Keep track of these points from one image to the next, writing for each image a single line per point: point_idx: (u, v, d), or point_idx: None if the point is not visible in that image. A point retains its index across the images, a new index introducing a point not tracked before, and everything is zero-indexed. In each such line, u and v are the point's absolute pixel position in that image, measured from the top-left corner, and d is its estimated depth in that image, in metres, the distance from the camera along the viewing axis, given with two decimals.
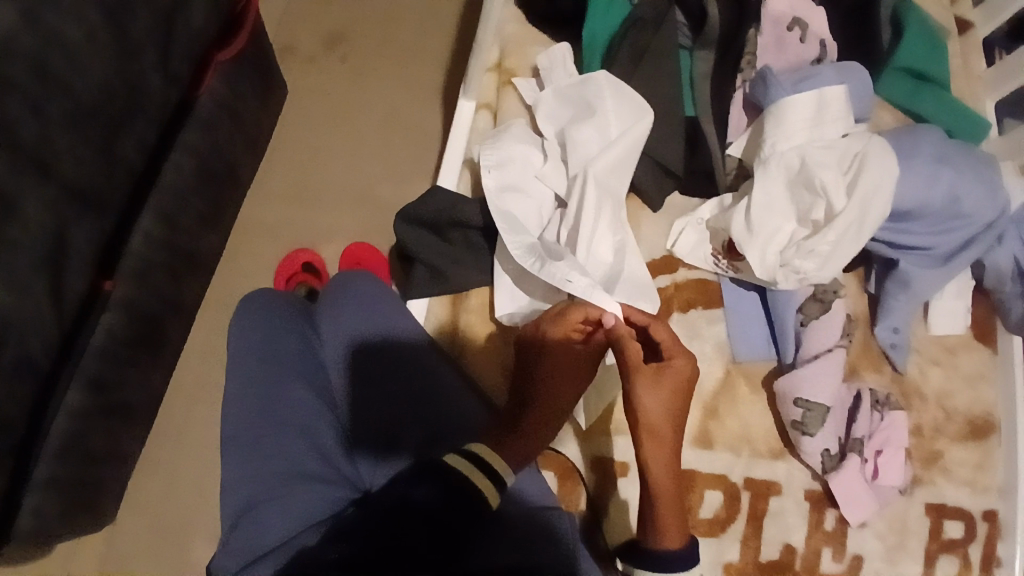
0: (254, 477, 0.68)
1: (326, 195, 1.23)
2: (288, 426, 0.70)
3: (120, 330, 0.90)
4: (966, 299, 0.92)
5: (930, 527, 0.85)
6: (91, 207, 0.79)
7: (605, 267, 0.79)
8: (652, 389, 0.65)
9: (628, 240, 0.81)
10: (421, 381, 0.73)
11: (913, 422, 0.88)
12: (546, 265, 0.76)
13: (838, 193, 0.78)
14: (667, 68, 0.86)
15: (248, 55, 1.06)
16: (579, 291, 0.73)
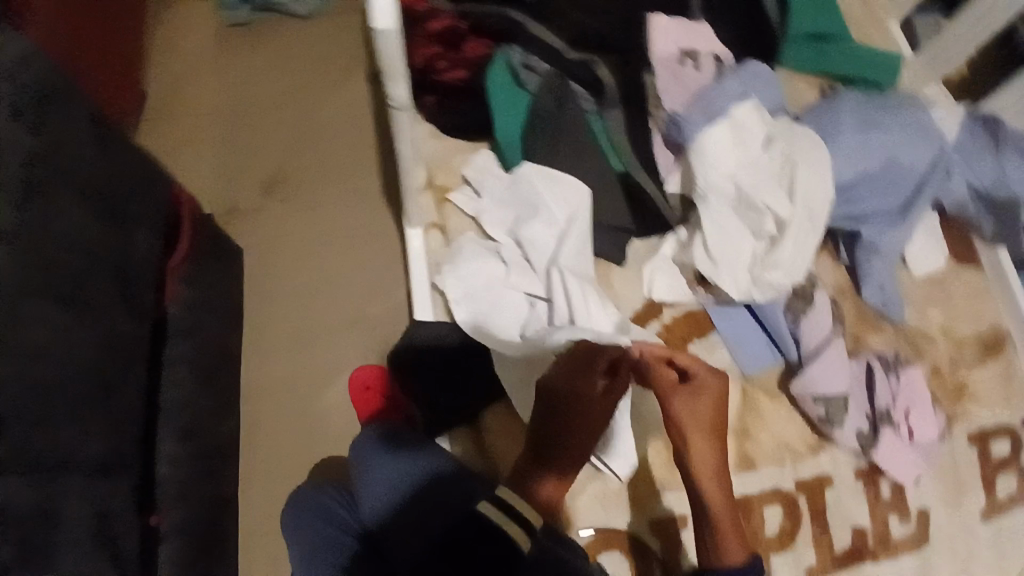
0: None
1: (316, 334, 1.22)
2: None
3: (182, 555, 0.93)
4: (937, 234, 0.93)
5: (978, 455, 0.88)
6: (115, 473, 0.81)
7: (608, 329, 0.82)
8: (693, 411, 0.73)
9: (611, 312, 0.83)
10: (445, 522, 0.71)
11: (931, 366, 0.90)
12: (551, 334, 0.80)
13: (781, 203, 0.81)
14: (584, 138, 0.88)
15: (196, 248, 1.07)
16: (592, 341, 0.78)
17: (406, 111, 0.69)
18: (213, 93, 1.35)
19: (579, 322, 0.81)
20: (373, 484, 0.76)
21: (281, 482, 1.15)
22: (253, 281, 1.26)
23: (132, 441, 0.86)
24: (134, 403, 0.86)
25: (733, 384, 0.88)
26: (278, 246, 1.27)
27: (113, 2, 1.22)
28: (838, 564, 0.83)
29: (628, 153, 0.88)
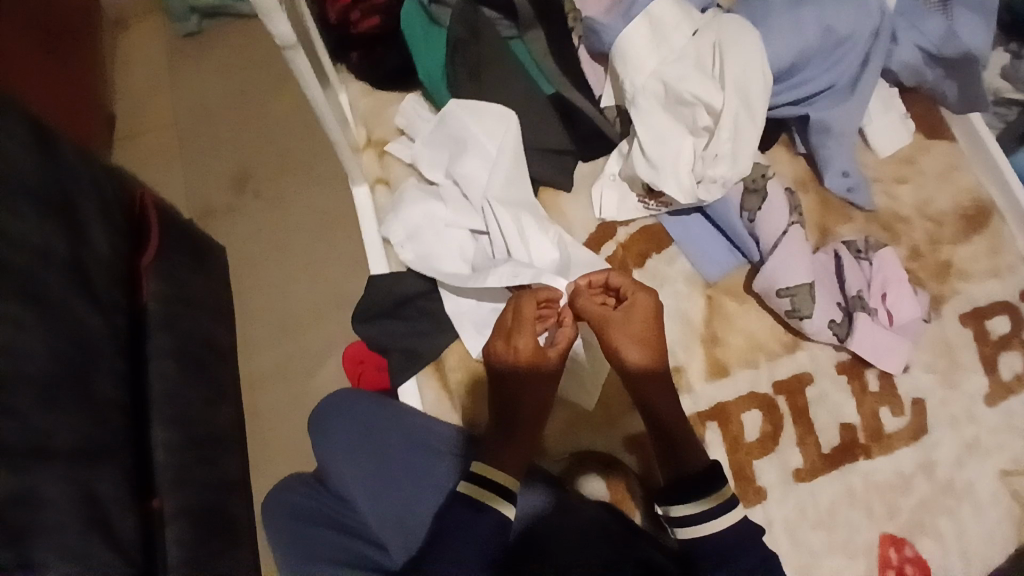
0: None
1: (306, 316, 1.24)
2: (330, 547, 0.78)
3: (192, 536, 0.95)
4: (896, 107, 0.88)
5: (973, 335, 0.82)
6: (105, 461, 0.84)
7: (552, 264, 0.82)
8: (627, 334, 0.71)
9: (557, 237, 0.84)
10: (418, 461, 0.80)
11: (908, 247, 0.85)
12: (490, 274, 0.79)
13: (711, 92, 0.78)
14: (510, 64, 0.87)
15: (171, 243, 1.08)
16: (531, 282, 0.78)
17: (296, 49, 0.71)
18: (178, 100, 1.38)
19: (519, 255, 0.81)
20: (345, 447, 0.82)
21: (284, 464, 1.17)
22: (239, 273, 1.28)
23: (118, 431, 0.87)
24: (114, 395, 0.88)
25: (697, 293, 0.85)
26: (259, 237, 1.29)
27: (72, 24, 1.27)
28: (829, 463, 0.79)
29: (555, 73, 0.87)
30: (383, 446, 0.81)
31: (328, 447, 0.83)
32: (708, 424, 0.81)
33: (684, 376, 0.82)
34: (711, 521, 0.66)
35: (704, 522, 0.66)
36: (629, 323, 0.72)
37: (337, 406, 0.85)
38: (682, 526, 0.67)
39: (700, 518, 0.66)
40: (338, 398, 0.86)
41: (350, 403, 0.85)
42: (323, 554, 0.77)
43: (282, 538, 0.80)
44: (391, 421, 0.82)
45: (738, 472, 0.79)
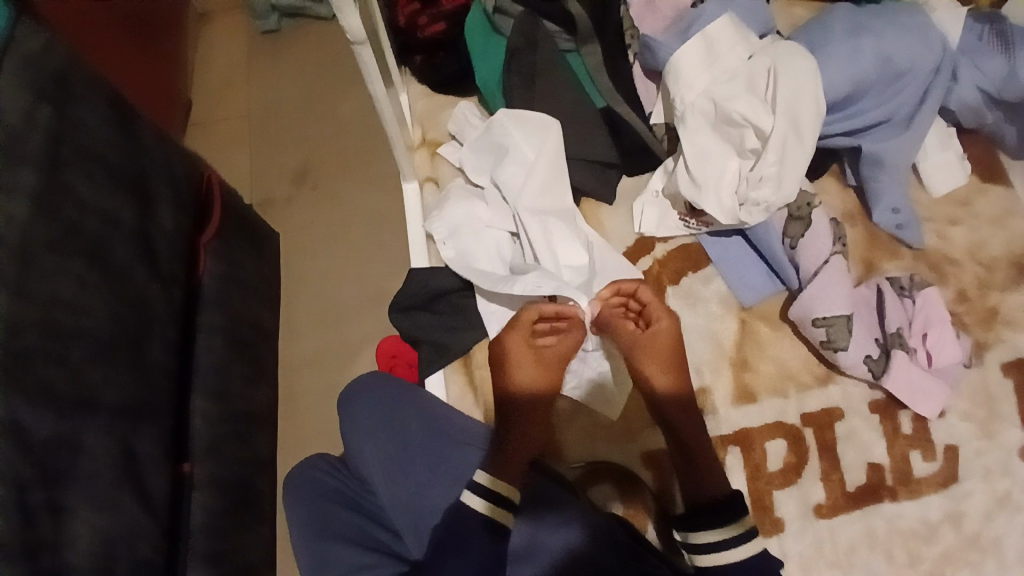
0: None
1: (345, 308, 1.28)
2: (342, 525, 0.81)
3: (216, 503, 0.98)
4: (954, 146, 0.86)
5: (1017, 386, 0.79)
6: (146, 418, 0.89)
7: (581, 270, 0.84)
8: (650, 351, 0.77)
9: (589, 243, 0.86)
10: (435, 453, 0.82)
11: (955, 290, 0.82)
12: (517, 282, 0.82)
13: (761, 115, 0.79)
14: (565, 75, 0.90)
15: (230, 225, 1.14)
16: (551, 293, 0.80)
17: (364, 45, 0.75)
18: (252, 92, 1.46)
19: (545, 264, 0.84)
20: (367, 431, 0.83)
21: (310, 447, 1.21)
22: (289, 259, 1.33)
23: (161, 393, 0.92)
24: (161, 359, 0.93)
25: (731, 316, 0.85)
26: (312, 227, 1.35)
27: (164, 16, 1.37)
28: (852, 502, 0.77)
29: (607, 87, 0.89)
30: (406, 437, 0.82)
31: (353, 429, 0.84)
32: (729, 448, 0.80)
33: (709, 397, 0.82)
34: (712, 536, 0.66)
35: (716, 547, 0.66)
36: (652, 350, 0.77)
37: (363, 387, 0.85)
38: (696, 544, 0.68)
39: (710, 539, 0.66)
40: (366, 380, 0.86)
41: (375, 387, 0.85)
42: (340, 533, 0.80)
43: (302, 513, 0.83)
44: (414, 411, 0.84)
45: (756, 499, 0.77)
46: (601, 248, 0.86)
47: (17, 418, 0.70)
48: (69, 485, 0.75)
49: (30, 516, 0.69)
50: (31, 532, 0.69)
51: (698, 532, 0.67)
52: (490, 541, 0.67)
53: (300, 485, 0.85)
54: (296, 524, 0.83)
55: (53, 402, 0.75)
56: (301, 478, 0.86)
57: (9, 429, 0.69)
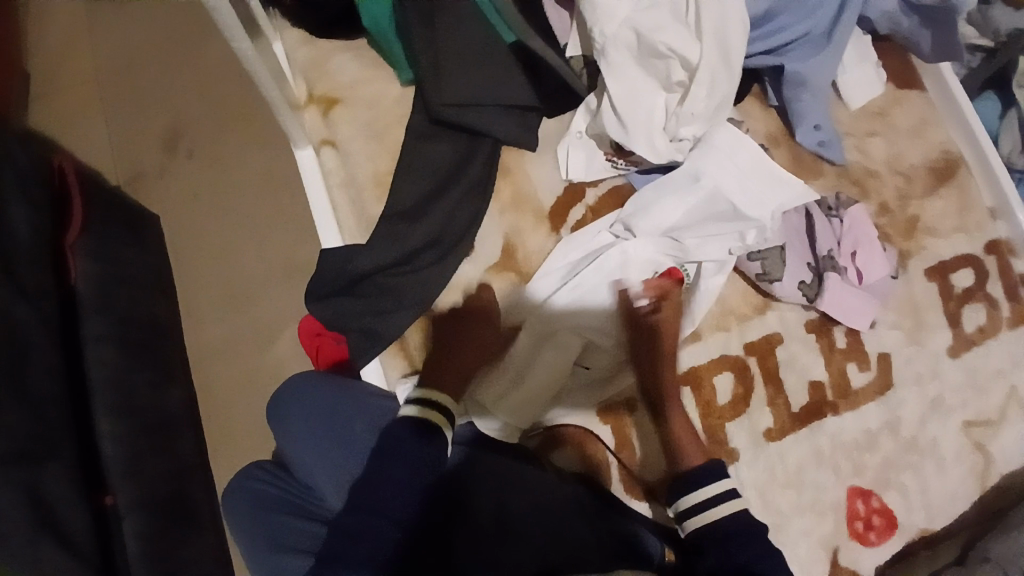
0: None
1: (255, 285, 1.17)
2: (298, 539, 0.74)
3: (151, 527, 0.90)
4: (870, 57, 0.85)
5: (939, 290, 0.82)
6: (45, 458, 0.78)
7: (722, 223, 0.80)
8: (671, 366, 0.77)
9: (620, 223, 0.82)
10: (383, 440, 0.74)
11: (879, 203, 0.83)
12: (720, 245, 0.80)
13: (687, 45, 0.73)
14: (463, 5, 0.77)
15: (98, 213, 0.99)
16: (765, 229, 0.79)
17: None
18: (93, 45, 1.25)
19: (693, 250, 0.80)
20: (304, 433, 0.76)
21: (242, 439, 1.12)
22: (176, 239, 1.18)
23: (57, 424, 0.81)
24: (48, 388, 0.81)
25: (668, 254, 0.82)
26: (197, 199, 1.19)
27: None
28: (798, 422, 0.80)
29: (518, 22, 0.78)
30: (341, 431, 0.75)
31: (285, 431, 0.77)
32: (680, 390, 0.79)
33: None
34: (704, 490, 0.68)
35: (708, 498, 0.68)
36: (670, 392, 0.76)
37: (291, 385, 0.79)
38: (686, 509, 0.68)
39: (708, 489, 0.68)
40: (291, 381, 0.80)
41: (305, 384, 0.78)
42: (295, 545, 0.74)
43: (247, 532, 0.76)
44: (351, 400, 0.77)
45: (709, 434, 0.78)
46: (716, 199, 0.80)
47: None
48: None
49: None
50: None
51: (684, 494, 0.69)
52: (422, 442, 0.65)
53: (243, 501, 0.78)
54: (245, 544, 0.76)
55: None
56: (239, 495, 0.78)
57: None
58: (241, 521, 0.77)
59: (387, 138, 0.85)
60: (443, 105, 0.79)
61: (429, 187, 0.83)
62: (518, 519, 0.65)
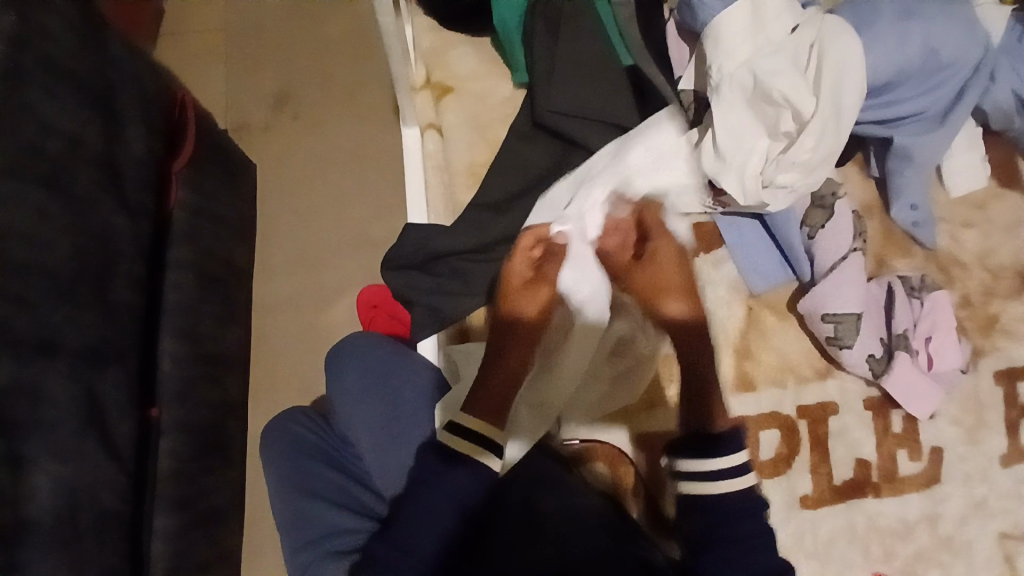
0: (297, 542, 0.76)
1: (327, 249, 1.21)
2: (325, 488, 0.79)
3: (183, 450, 0.94)
4: (979, 147, 0.83)
5: (1003, 395, 0.80)
6: (109, 362, 0.82)
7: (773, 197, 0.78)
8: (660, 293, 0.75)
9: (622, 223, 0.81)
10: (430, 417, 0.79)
11: (959, 295, 0.82)
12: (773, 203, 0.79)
13: (803, 97, 0.74)
14: (593, 24, 0.83)
15: (203, 153, 1.05)
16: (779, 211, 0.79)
17: None
18: None
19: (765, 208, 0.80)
20: (359, 390, 0.81)
21: (284, 391, 1.16)
22: (266, 191, 1.24)
23: (128, 334, 0.86)
24: (128, 300, 0.86)
25: (738, 302, 0.83)
26: (291, 157, 1.25)
27: None
28: (837, 496, 0.78)
29: (638, 44, 0.83)
30: (385, 393, 0.80)
31: (338, 386, 0.82)
32: None
33: None
34: (720, 458, 0.65)
35: (710, 471, 0.65)
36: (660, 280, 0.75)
37: (355, 341, 0.84)
38: (685, 472, 0.66)
39: (708, 462, 0.65)
40: (351, 340, 0.84)
41: (366, 343, 0.83)
42: (321, 493, 0.78)
43: (281, 471, 0.81)
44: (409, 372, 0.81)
45: None
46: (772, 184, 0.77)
47: None
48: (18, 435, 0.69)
49: None
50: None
51: (691, 459, 0.66)
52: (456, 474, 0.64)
53: (284, 439, 0.83)
54: (277, 483, 0.81)
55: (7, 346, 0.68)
56: (281, 434, 0.84)
57: None
58: (276, 458, 0.82)
59: (488, 133, 0.88)
60: (548, 111, 0.82)
61: (520, 186, 0.85)
62: (546, 515, 0.67)
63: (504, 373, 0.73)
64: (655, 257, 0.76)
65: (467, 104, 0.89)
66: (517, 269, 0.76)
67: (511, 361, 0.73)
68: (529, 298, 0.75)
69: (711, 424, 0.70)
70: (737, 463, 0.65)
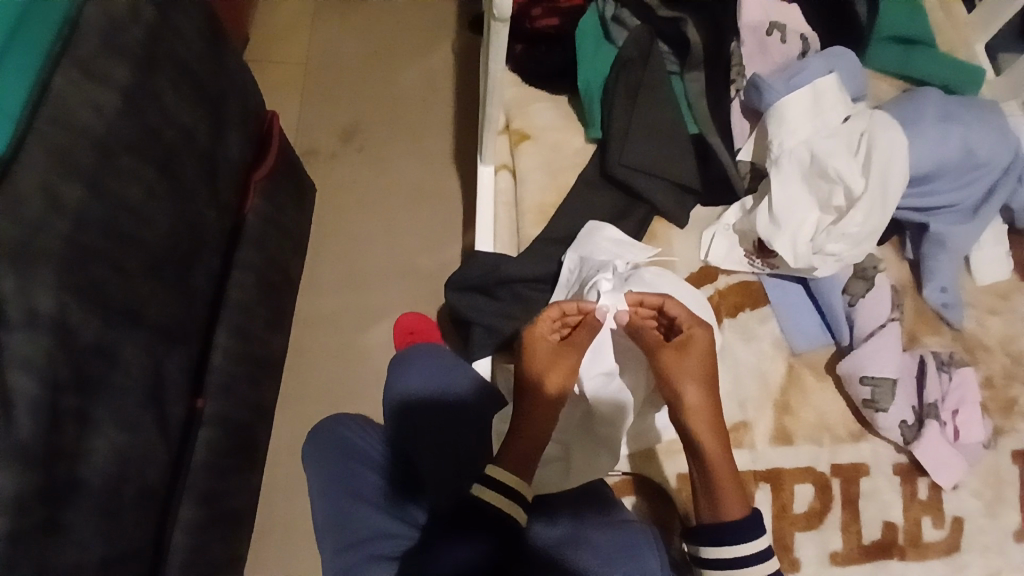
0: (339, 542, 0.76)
1: (373, 275, 1.26)
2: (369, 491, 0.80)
3: (218, 443, 0.95)
4: (1005, 242, 0.92)
5: (1022, 474, 0.84)
6: (177, 342, 0.84)
7: (827, 259, 0.84)
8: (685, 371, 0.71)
9: (617, 262, 0.85)
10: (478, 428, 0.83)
11: (983, 375, 0.88)
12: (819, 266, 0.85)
13: (854, 177, 0.84)
14: (666, 93, 0.92)
15: (281, 169, 1.11)
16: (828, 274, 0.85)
17: (504, 24, 0.76)
18: (315, 37, 1.44)
19: (812, 271, 0.86)
20: (417, 393, 0.86)
21: (312, 406, 1.18)
22: (322, 215, 1.30)
23: (196, 320, 0.89)
24: (202, 287, 0.90)
25: (780, 358, 0.88)
26: (350, 186, 1.33)
27: None
28: (865, 555, 0.81)
29: (705, 116, 0.92)
30: (438, 404, 0.84)
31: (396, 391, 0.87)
32: (760, 484, 0.82)
33: (749, 432, 0.84)
34: (735, 547, 0.64)
35: (735, 558, 0.64)
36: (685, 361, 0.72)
37: (414, 351, 0.90)
38: (707, 558, 0.66)
39: (733, 548, 0.64)
40: (412, 351, 0.90)
41: (423, 355, 0.89)
42: (365, 495, 0.80)
43: (324, 472, 0.82)
44: (464, 383, 0.86)
45: (777, 538, 0.80)
46: (820, 248, 0.84)
47: (65, 314, 0.66)
48: (92, 393, 0.70)
49: (57, 422, 0.65)
50: (53, 435, 0.64)
51: (709, 545, 0.66)
52: (494, 531, 0.63)
53: (331, 442, 0.85)
54: (316, 486, 0.82)
55: (102, 306, 0.71)
56: (327, 437, 0.86)
57: (53, 324, 0.65)
58: (318, 461, 0.84)
59: (559, 179, 0.96)
60: (620, 164, 0.90)
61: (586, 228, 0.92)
62: (585, 522, 0.74)
63: (520, 437, 0.69)
64: (685, 346, 0.72)
65: (542, 149, 0.97)
66: (545, 332, 0.74)
67: (528, 432, 0.69)
68: (552, 367, 0.72)
69: (720, 512, 0.66)
70: (760, 547, 0.64)
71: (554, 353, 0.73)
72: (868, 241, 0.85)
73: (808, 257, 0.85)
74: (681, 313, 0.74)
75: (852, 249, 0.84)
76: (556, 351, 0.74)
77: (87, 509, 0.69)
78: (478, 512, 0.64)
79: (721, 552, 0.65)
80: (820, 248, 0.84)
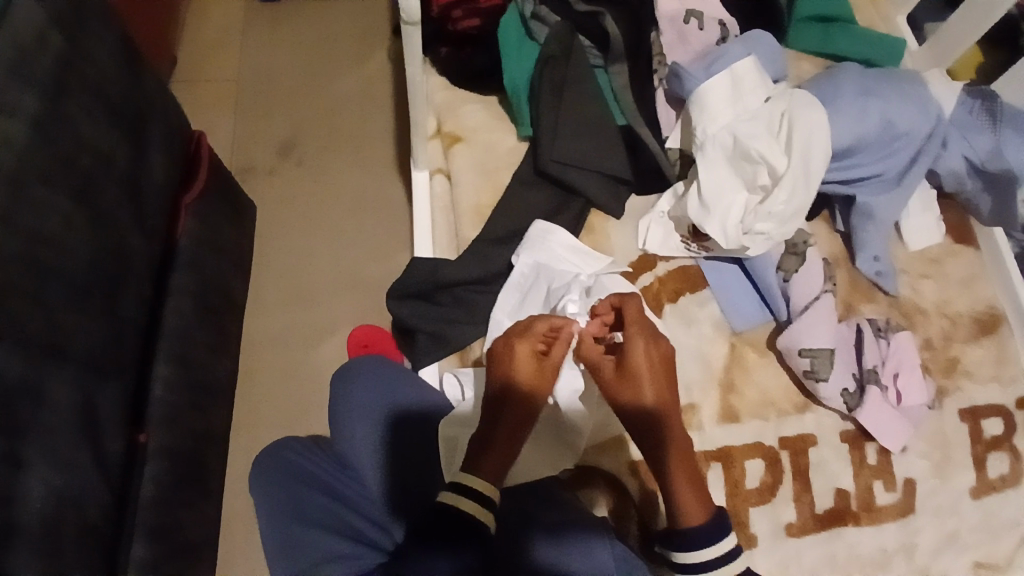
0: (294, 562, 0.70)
1: (321, 289, 1.25)
2: (321, 512, 0.76)
3: (167, 475, 0.92)
4: (934, 209, 0.95)
5: (969, 431, 0.87)
6: (110, 375, 0.82)
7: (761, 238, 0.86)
8: (635, 382, 0.67)
9: (581, 276, 0.87)
10: (428, 441, 0.82)
11: (922, 338, 0.90)
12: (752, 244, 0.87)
13: (777, 156, 0.85)
14: (591, 85, 0.93)
15: (213, 188, 1.09)
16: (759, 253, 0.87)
17: (416, 27, 0.77)
18: (246, 54, 1.42)
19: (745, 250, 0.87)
20: (366, 407, 0.84)
21: (269, 427, 1.16)
22: (266, 234, 1.28)
23: (129, 350, 0.86)
24: (133, 316, 0.87)
25: (722, 339, 0.89)
26: (291, 203, 1.31)
27: None
28: (818, 525, 0.82)
29: (630, 106, 0.94)
30: (389, 419, 0.83)
31: (345, 405, 0.84)
32: (711, 464, 0.83)
33: (696, 414, 0.84)
34: (700, 553, 0.63)
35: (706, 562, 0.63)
36: (634, 369, 0.67)
37: (359, 362, 0.88)
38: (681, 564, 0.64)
39: (698, 555, 0.63)
40: (355, 363, 0.88)
41: (366, 367, 0.87)
42: (317, 516, 0.75)
43: (275, 498, 0.78)
44: (413, 395, 0.85)
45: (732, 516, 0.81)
46: (750, 228, 0.86)
47: None
48: (22, 436, 0.67)
49: None
50: None
51: (679, 553, 0.64)
52: (467, 541, 0.60)
53: (279, 466, 0.82)
54: (268, 513, 0.77)
55: (22, 344, 0.68)
56: (274, 463, 0.82)
57: None
58: (267, 488, 0.79)
59: (494, 178, 0.96)
60: (552, 160, 0.90)
61: (524, 225, 0.92)
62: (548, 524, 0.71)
63: (496, 444, 0.66)
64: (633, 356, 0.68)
65: (475, 151, 0.97)
66: (522, 350, 0.69)
67: (501, 449, 0.66)
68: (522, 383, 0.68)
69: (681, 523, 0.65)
70: (726, 551, 0.63)
71: (526, 368, 0.69)
72: (795, 218, 0.86)
73: (738, 238, 0.86)
74: (635, 315, 0.71)
75: (782, 227, 0.86)
76: (535, 367, 0.69)
77: (26, 555, 0.66)
78: (451, 520, 0.60)
79: (684, 553, 0.64)
80: (750, 228, 0.86)
